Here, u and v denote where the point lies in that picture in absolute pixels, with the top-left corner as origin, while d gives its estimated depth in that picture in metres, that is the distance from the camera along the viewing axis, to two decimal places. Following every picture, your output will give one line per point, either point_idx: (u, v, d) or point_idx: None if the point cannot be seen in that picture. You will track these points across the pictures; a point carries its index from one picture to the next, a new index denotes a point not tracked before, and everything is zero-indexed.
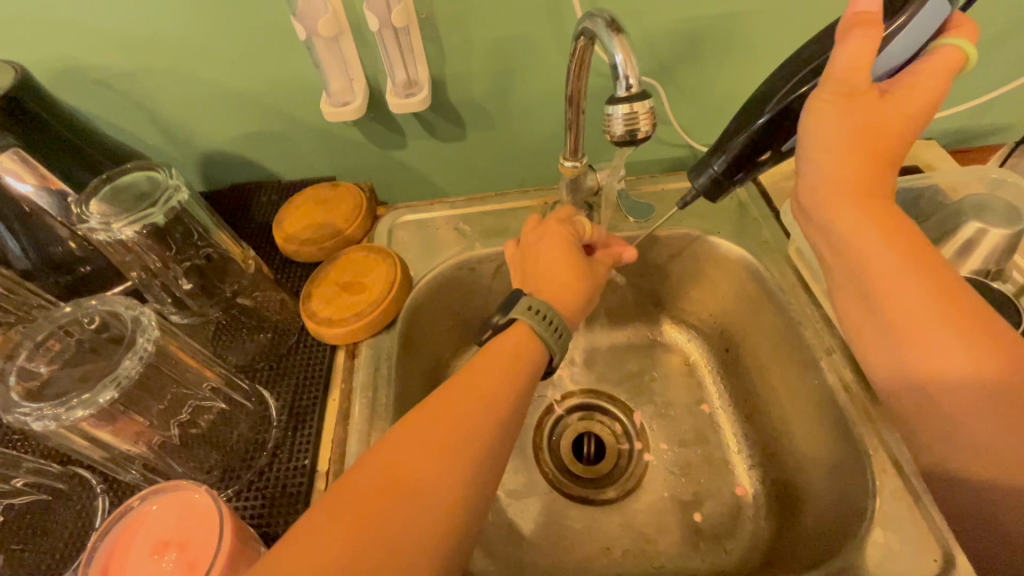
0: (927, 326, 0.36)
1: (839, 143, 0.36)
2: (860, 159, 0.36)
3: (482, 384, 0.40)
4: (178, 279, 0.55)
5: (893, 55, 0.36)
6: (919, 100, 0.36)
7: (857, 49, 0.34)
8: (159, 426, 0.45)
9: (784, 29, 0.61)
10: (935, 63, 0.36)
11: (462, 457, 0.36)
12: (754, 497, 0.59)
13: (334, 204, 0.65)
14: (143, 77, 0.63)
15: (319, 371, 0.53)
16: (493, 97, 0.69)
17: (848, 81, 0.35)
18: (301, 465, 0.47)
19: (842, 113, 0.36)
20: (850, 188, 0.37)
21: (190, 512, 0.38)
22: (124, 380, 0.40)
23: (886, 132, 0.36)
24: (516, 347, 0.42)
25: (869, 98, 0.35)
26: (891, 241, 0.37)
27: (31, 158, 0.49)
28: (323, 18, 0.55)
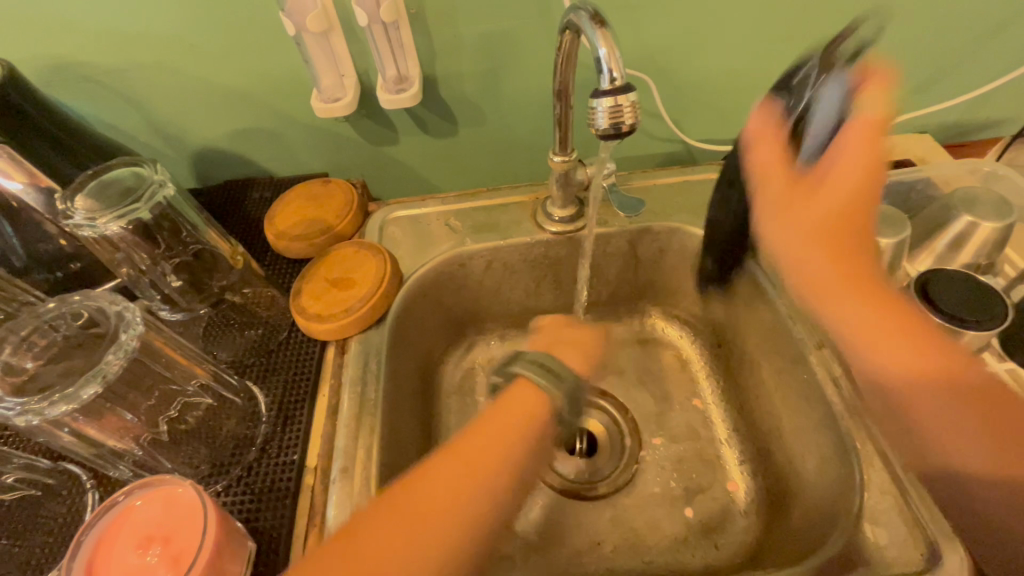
0: (920, 394, 0.38)
1: (799, 244, 0.40)
2: (828, 251, 0.39)
3: (475, 450, 0.38)
4: (167, 275, 0.55)
5: (811, 144, 0.41)
6: (858, 177, 0.39)
7: (767, 160, 0.43)
8: (146, 422, 0.46)
9: (775, 23, 0.61)
10: (850, 135, 0.39)
11: (444, 522, 0.35)
12: (745, 493, 0.59)
13: (324, 201, 0.64)
14: (136, 75, 0.63)
15: (309, 366, 0.53)
16: (484, 93, 0.69)
17: (771, 189, 0.42)
18: (290, 460, 0.47)
19: (789, 220, 0.41)
20: (836, 287, 0.39)
21: (176, 504, 0.38)
22: (107, 375, 0.40)
23: (845, 221, 0.39)
24: (524, 405, 0.42)
25: (804, 200, 0.40)
26: (888, 328, 0.38)
27: (22, 158, 0.50)
28: (311, 14, 0.56)
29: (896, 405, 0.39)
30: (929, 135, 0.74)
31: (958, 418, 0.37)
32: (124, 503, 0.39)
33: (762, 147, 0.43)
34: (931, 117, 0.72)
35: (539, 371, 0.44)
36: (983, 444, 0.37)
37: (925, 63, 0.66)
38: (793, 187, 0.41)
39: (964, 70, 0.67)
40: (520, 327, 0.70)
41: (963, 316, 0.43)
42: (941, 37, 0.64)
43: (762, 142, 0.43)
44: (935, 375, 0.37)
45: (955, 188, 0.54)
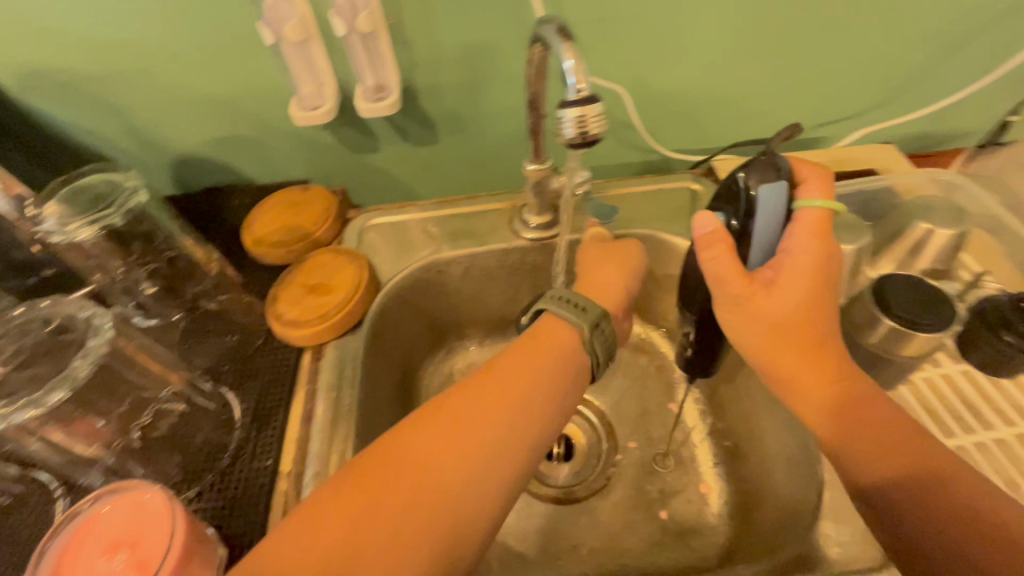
0: (879, 478, 0.38)
1: (759, 344, 0.42)
2: (789, 347, 0.41)
3: (505, 377, 0.41)
4: (141, 283, 0.56)
5: (761, 244, 0.42)
6: (808, 275, 0.40)
7: (719, 267, 0.41)
8: (117, 429, 0.46)
9: (744, 37, 0.63)
10: (797, 232, 0.41)
11: (469, 456, 0.36)
12: (718, 494, 0.60)
13: (303, 208, 0.65)
14: (114, 82, 0.63)
15: (284, 372, 0.54)
16: (463, 103, 0.70)
17: (732, 292, 0.42)
18: (263, 465, 0.47)
19: (748, 323, 0.42)
20: (794, 385, 0.42)
21: (143, 510, 0.38)
22: (75, 380, 0.41)
23: (798, 322, 0.41)
24: (551, 338, 0.45)
25: (759, 296, 0.41)
26: (846, 417, 0.40)
27: None
28: (289, 24, 0.56)
29: (861, 495, 0.39)
30: (894, 145, 0.77)
31: (918, 502, 0.37)
32: (90, 513, 0.38)
33: (712, 255, 0.41)
34: (895, 128, 0.75)
35: (570, 309, 0.47)
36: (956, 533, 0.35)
37: (888, 77, 0.69)
38: (750, 284, 0.41)
39: (926, 83, 0.70)
40: (499, 333, 0.71)
41: (917, 320, 0.45)
42: (903, 52, 0.66)
43: (715, 245, 0.41)
44: (889, 456, 0.39)
45: (915, 197, 0.56)
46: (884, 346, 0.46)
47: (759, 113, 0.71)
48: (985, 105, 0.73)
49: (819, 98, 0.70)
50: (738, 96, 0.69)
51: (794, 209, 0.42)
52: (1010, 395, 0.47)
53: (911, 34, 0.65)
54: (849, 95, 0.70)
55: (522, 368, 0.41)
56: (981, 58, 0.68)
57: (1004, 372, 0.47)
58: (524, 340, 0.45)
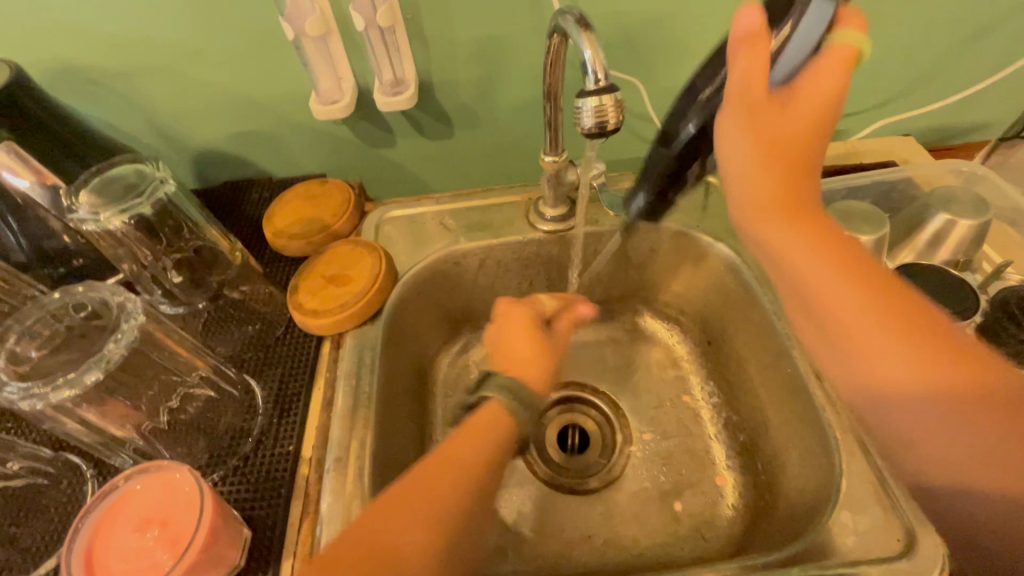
0: (844, 311, 0.37)
1: (751, 157, 0.38)
2: (780, 167, 0.38)
3: (458, 458, 0.41)
4: (168, 270, 0.57)
5: (788, 64, 0.37)
6: (820, 106, 0.37)
7: (747, 69, 0.37)
8: (147, 411, 0.47)
9: None
10: (825, 62, 0.36)
11: (408, 561, 0.36)
12: (732, 487, 0.60)
13: (322, 200, 0.66)
14: (139, 78, 0.64)
15: (304, 360, 0.55)
16: (479, 97, 0.71)
17: (748, 95, 0.37)
18: (285, 451, 0.49)
19: (749, 129, 0.37)
20: (777, 207, 0.39)
21: (173, 490, 0.39)
22: (109, 362, 0.41)
23: (795, 141, 0.37)
24: (488, 421, 0.44)
25: (767, 112, 0.37)
26: (828, 256, 0.38)
27: (27, 155, 0.51)
28: (309, 18, 0.57)
29: (839, 337, 0.37)
30: (914, 137, 0.76)
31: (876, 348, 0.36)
32: (122, 488, 0.40)
33: (747, 53, 0.36)
34: (915, 120, 0.74)
35: (504, 393, 0.46)
36: (936, 387, 0.35)
37: (907, 68, 0.68)
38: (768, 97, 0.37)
39: (948, 73, 0.69)
40: None
41: None
42: (924, 42, 0.65)
43: (757, 41, 0.36)
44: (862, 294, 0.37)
45: (935, 188, 0.56)
46: None
47: None
48: (1009, 95, 0.71)
49: None
50: None
51: (828, 40, 0.37)
52: None
53: (931, 23, 0.64)
54: (867, 86, 0.70)
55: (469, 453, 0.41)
56: (1004, 49, 0.67)
57: None
58: (464, 424, 0.44)
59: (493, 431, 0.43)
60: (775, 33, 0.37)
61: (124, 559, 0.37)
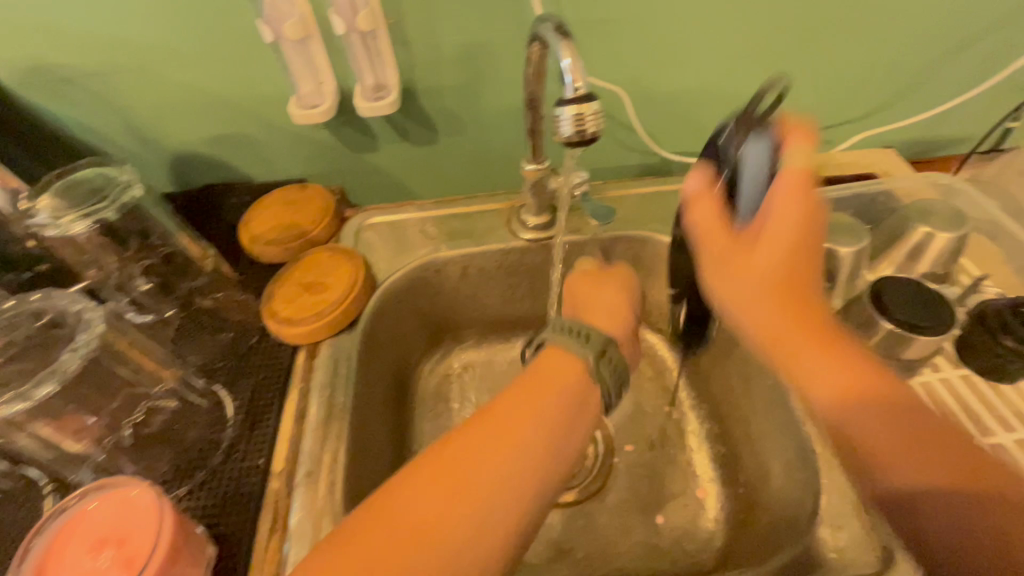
0: (840, 408, 0.37)
1: (754, 296, 0.38)
2: (768, 291, 0.37)
3: (520, 403, 0.39)
4: (135, 279, 0.55)
5: (748, 203, 0.39)
6: (790, 225, 0.37)
7: (703, 217, 0.40)
8: (108, 426, 0.45)
9: (743, 38, 0.63)
10: (783, 183, 0.37)
11: (478, 508, 0.33)
12: (714, 500, 0.59)
13: (301, 206, 0.65)
14: (113, 77, 0.63)
15: (277, 371, 0.53)
16: (463, 102, 0.70)
17: (713, 245, 0.40)
18: (255, 464, 0.47)
19: (742, 275, 0.38)
20: (768, 300, 0.37)
21: (130, 505, 0.37)
22: (64, 374, 0.41)
23: (796, 290, 0.37)
24: (562, 367, 0.43)
25: (739, 254, 0.38)
26: (824, 347, 0.37)
27: None
28: (289, 22, 0.57)
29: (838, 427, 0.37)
30: (895, 149, 0.76)
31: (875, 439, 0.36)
32: (78, 506, 0.38)
33: (693, 209, 0.41)
34: (896, 133, 0.74)
35: (569, 336, 0.46)
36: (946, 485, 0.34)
37: (887, 82, 0.69)
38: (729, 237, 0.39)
39: (928, 86, 0.69)
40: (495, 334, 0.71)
41: (918, 323, 0.45)
42: (904, 54, 0.66)
43: (699, 201, 0.41)
44: (859, 392, 0.36)
45: (914, 200, 0.56)
46: (881, 350, 0.46)
47: None
48: (987, 110, 0.72)
49: (819, 101, 0.70)
50: (739, 98, 0.69)
51: (780, 162, 0.38)
52: (1012, 401, 0.47)
53: (910, 37, 0.64)
54: (849, 97, 0.70)
55: (534, 396, 0.39)
56: (981, 64, 0.68)
57: (1007, 377, 0.47)
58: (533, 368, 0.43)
59: (559, 369, 0.42)
60: (721, 179, 0.41)
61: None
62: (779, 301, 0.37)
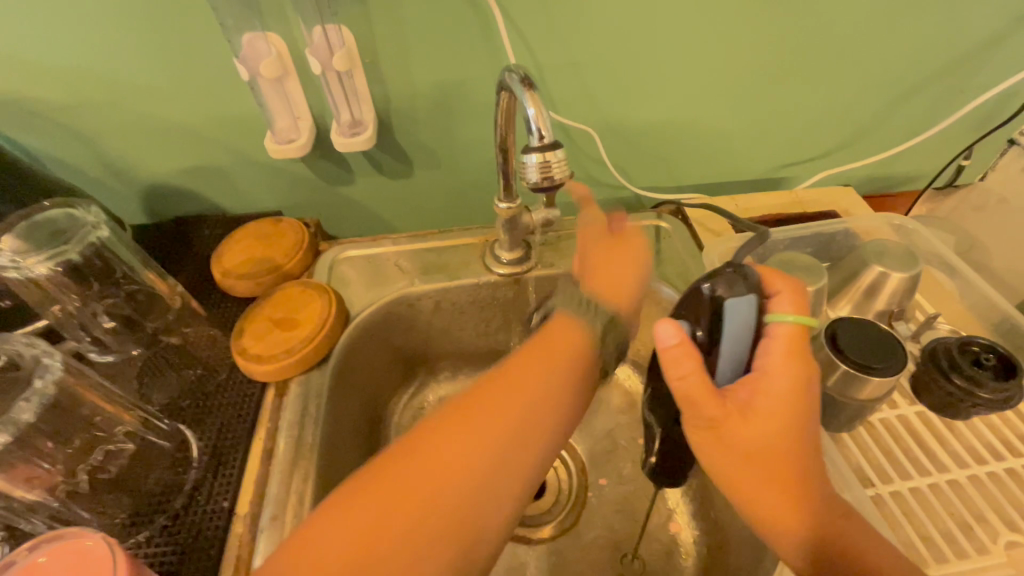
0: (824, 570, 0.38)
1: (734, 470, 0.39)
2: (759, 468, 0.38)
3: (513, 381, 0.41)
4: (98, 317, 0.55)
5: (731, 361, 0.40)
6: (789, 393, 0.38)
7: (693, 387, 0.37)
8: (64, 471, 0.44)
9: (706, 81, 0.66)
10: (775, 344, 0.39)
11: (456, 496, 0.35)
12: (686, 534, 0.60)
13: (275, 239, 0.65)
14: (86, 112, 0.63)
15: (245, 410, 0.52)
16: (438, 138, 0.72)
17: (703, 420, 0.38)
18: (220, 507, 0.46)
19: (725, 450, 0.39)
20: (757, 471, 0.38)
21: (74, 562, 0.36)
22: (14, 426, 0.41)
23: (781, 464, 0.38)
24: (562, 336, 0.44)
25: (736, 427, 0.38)
26: (806, 513, 0.38)
27: None
28: (267, 61, 0.58)
29: None
30: (856, 184, 0.80)
31: None
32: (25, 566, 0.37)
33: (678, 373, 0.37)
34: (854, 169, 0.78)
35: (578, 308, 0.46)
36: None
37: (844, 122, 0.72)
38: (724, 409, 0.38)
39: (882, 126, 0.73)
40: (471, 367, 0.71)
41: (868, 364, 0.46)
42: (858, 97, 0.69)
43: (682, 359, 0.37)
44: (839, 552, 0.38)
45: (872, 239, 0.58)
46: (839, 390, 0.47)
47: (723, 153, 0.74)
48: (939, 149, 0.76)
49: (781, 139, 0.73)
50: (704, 136, 0.71)
51: (766, 323, 0.40)
52: (964, 436, 0.48)
53: (863, 81, 0.68)
54: (809, 137, 0.73)
55: (532, 369, 0.41)
56: (931, 107, 0.71)
57: (960, 414, 0.49)
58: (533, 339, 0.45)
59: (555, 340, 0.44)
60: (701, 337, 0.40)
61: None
62: (779, 481, 0.38)
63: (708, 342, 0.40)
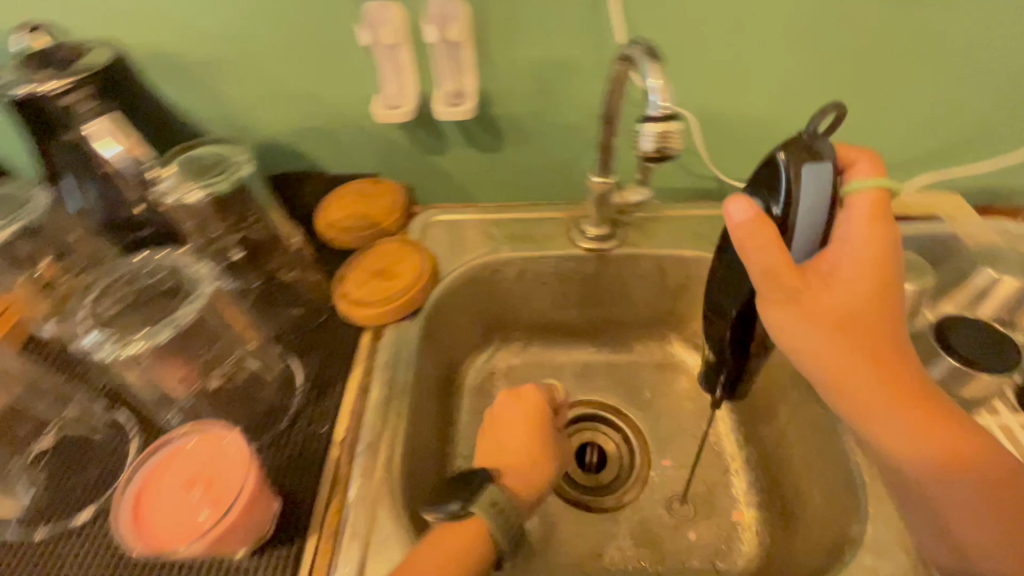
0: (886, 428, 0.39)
1: (815, 340, 0.39)
2: (841, 333, 0.38)
3: (506, 443, 0.51)
4: (230, 248, 0.60)
5: (807, 236, 0.39)
6: (872, 264, 0.39)
7: (776, 254, 0.38)
8: (202, 372, 0.50)
9: (812, 72, 0.65)
10: (859, 209, 0.40)
11: (442, 542, 0.43)
12: (749, 522, 0.60)
13: (371, 199, 0.69)
14: (218, 69, 0.69)
15: (343, 350, 0.57)
16: (532, 114, 0.73)
17: (784, 284, 0.38)
18: (319, 431, 0.51)
19: (805, 317, 0.39)
20: (837, 333, 0.38)
21: (212, 453, 0.41)
22: (180, 324, 0.46)
23: (863, 324, 0.38)
24: (522, 418, 0.53)
25: (813, 291, 0.38)
26: (883, 379, 0.39)
27: (125, 126, 0.52)
28: (387, 28, 0.62)
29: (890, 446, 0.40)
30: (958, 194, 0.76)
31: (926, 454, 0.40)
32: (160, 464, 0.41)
33: (756, 246, 0.38)
34: (961, 177, 0.74)
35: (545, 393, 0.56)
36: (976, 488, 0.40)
37: (957, 125, 0.69)
38: (801, 275, 0.39)
39: (1000, 131, 0.69)
40: (543, 339, 0.73)
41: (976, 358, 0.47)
42: (977, 98, 0.66)
43: (766, 223, 0.38)
44: (910, 410, 0.39)
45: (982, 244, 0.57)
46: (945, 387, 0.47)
47: None
48: None
49: (884, 139, 0.70)
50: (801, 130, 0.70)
51: (846, 194, 0.41)
52: None
53: (985, 81, 0.64)
54: (916, 137, 0.70)
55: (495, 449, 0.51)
56: None
57: None
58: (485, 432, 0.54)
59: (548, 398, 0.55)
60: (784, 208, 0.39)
61: (178, 533, 0.38)
62: (863, 345, 0.39)
63: (785, 215, 0.40)
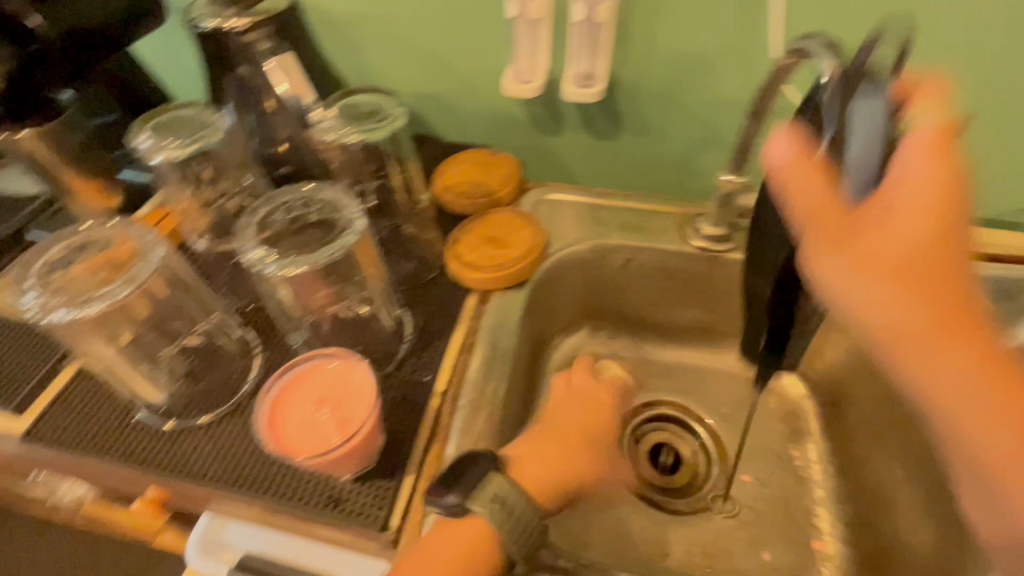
0: (970, 423, 0.29)
1: (877, 296, 0.29)
2: (913, 289, 0.28)
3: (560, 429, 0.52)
4: (366, 195, 0.64)
5: (861, 175, 0.31)
6: (948, 191, 0.28)
7: (802, 188, 0.30)
8: (335, 300, 0.56)
9: (985, 94, 0.59)
10: (913, 142, 0.29)
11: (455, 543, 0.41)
12: (831, 555, 0.58)
13: (490, 169, 0.70)
14: (364, 27, 0.72)
15: (449, 307, 0.58)
16: (658, 105, 0.72)
17: (822, 229, 0.30)
18: (422, 380, 0.52)
19: (858, 265, 0.29)
20: (906, 292, 0.28)
21: (337, 381, 0.43)
22: (325, 258, 0.43)
23: (932, 276, 0.28)
24: (586, 411, 0.55)
25: (858, 228, 0.30)
26: (961, 356, 0.28)
27: (295, 63, 0.54)
28: (535, 3, 0.62)
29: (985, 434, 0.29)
30: None
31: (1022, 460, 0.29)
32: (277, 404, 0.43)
33: (794, 185, 0.30)
34: None
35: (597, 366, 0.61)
36: None
37: None
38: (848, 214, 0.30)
39: None
40: (632, 333, 0.73)
41: None
42: None
43: (801, 161, 0.30)
44: (981, 393, 0.29)
45: None
46: None
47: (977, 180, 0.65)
48: None
49: None
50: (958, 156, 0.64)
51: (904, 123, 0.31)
52: None
53: None
54: None
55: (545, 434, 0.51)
56: None
57: None
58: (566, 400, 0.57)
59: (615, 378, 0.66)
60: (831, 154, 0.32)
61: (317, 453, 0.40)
62: (945, 308, 0.28)
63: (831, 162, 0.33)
